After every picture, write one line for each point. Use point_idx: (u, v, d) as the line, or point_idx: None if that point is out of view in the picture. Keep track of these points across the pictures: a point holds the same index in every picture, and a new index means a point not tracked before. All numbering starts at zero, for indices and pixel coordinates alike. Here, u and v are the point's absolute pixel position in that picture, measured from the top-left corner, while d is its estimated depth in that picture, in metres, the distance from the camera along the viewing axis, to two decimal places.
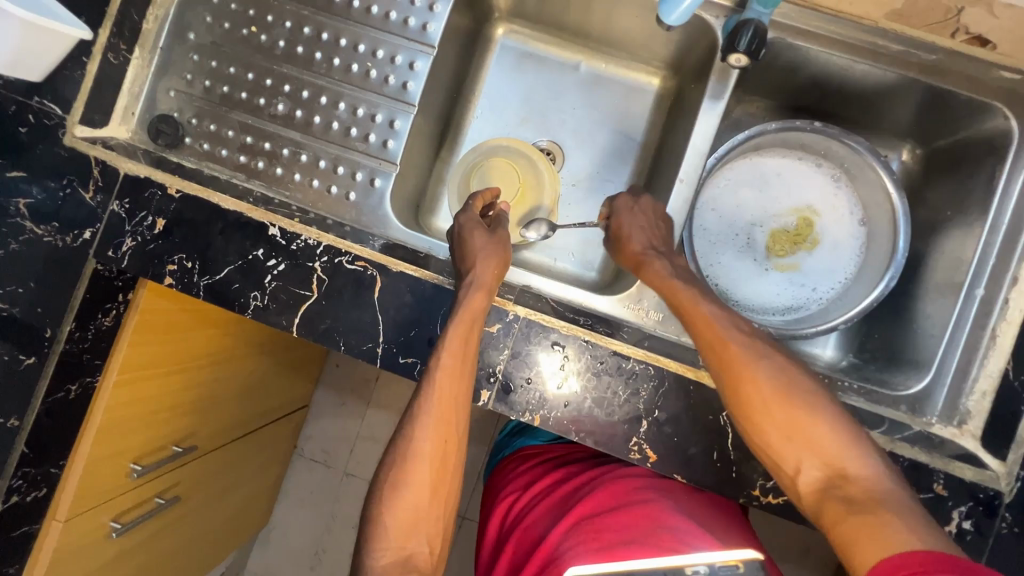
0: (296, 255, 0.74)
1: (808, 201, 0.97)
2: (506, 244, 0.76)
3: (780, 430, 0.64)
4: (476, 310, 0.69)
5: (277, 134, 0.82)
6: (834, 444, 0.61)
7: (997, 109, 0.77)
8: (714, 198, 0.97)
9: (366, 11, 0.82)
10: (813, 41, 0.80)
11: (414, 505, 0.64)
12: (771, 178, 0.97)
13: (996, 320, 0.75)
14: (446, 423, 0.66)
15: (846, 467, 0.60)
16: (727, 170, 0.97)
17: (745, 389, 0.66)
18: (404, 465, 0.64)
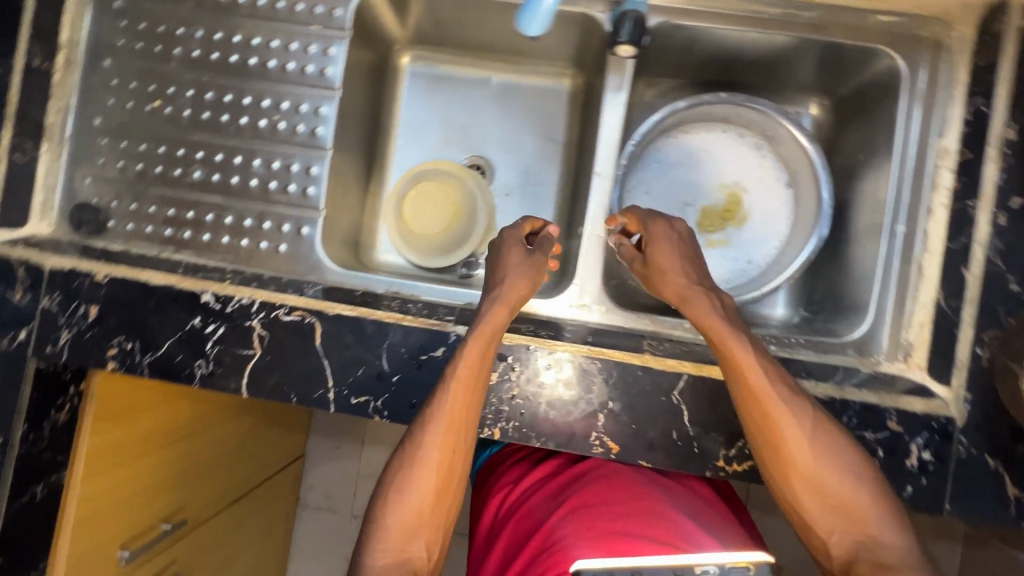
0: (232, 317, 0.75)
1: (737, 179, 0.99)
2: (541, 268, 0.79)
3: (809, 481, 0.66)
4: (497, 325, 0.71)
5: (198, 201, 0.83)
6: (864, 495, 0.65)
7: (882, 52, 0.80)
8: (642, 181, 0.99)
9: (264, 67, 0.84)
10: (697, 19, 0.83)
11: (416, 510, 0.68)
12: (698, 154, 0.99)
13: (918, 252, 0.77)
14: (455, 434, 0.69)
15: (870, 521, 0.64)
16: (654, 150, 1.00)
17: (772, 429, 0.66)
18: (412, 470, 0.68)
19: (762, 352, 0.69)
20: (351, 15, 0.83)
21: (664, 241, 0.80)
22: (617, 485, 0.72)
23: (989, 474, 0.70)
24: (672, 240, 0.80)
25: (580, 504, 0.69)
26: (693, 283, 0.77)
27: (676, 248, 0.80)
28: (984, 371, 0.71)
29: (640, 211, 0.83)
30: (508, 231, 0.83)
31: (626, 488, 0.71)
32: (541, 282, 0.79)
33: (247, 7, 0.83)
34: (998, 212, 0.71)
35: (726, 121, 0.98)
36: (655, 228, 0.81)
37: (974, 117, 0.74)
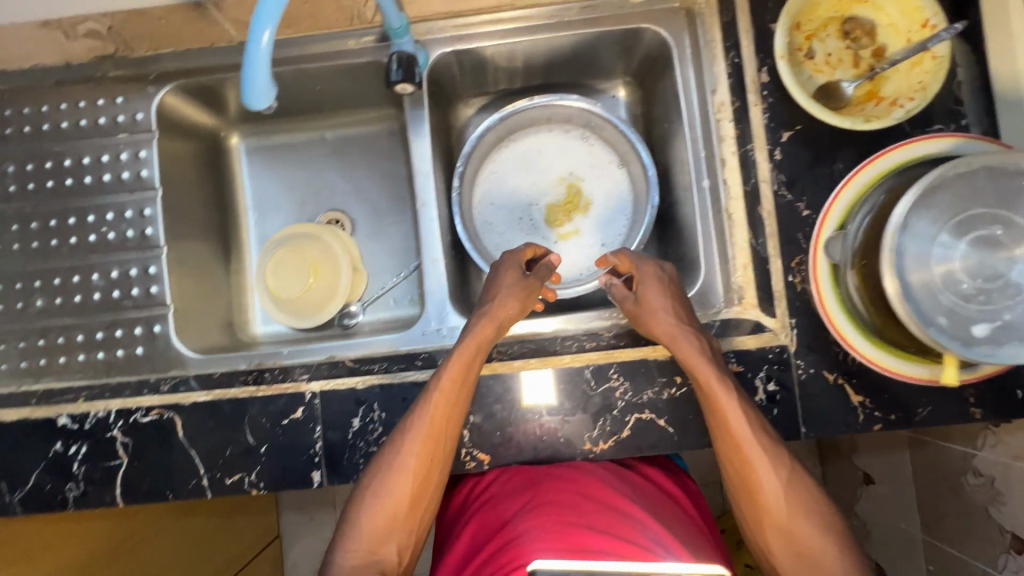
0: (92, 432, 0.76)
1: (574, 171, 1.02)
2: (535, 292, 0.80)
3: (763, 501, 0.66)
4: (483, 343, 0.73)
5: (47, 327, 0.85)
6: (807, 521, 0.65)
7: (647, 29, 0.86)
8: (487, 192, 1.02)
9: (82, 185, 0.86)
10: (474, 41, 0.87)
11: (389, 516, 0.68)
12: (532, 156, 1.03)
13: (725, 201, 0.82)
14: (434, 442, 0.69)
15: (812, 549, 0.65)
16: (491, 161, 1.03)
17: (733, 440, 0.67)
18: (389, 472, 0.69)
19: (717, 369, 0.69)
20: (154, 116, 0.86)
21: (653, 287, 0.76)
22: (586, 489, 0.69)
23: (831, 388, 0.74)
24: (660, 283, 0.77)
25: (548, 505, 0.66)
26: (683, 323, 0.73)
27: (658, 288, 0.76)
28: (801, 296, 0.75)
29: (637, 262, 0.80)
30: (505, 258, 0.82)
31: (598, 493, 0.69)
32: (531, 305, 0.80)
33: (54, 134, 0.87)
34: (773, 149, 0.77)
35: (549, 119, 1.01)
36: (648, 270, 0.79)
37: (734, 69, 0.80)
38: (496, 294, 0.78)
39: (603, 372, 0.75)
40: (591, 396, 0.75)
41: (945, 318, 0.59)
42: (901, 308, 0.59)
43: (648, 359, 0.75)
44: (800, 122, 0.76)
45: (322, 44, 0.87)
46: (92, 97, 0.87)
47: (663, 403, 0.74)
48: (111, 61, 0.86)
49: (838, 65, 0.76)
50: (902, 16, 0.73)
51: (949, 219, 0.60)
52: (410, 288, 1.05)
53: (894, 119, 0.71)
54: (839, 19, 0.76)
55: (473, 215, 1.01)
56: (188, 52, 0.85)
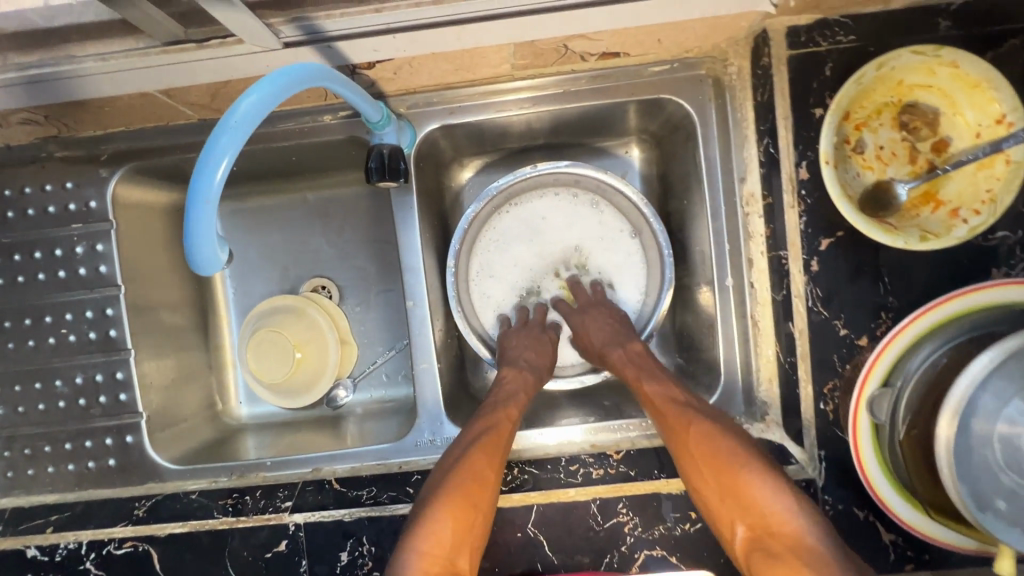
0: (64, 565, 0.71)
1: (584, 243, 0.92)
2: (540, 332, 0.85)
3: (717, 485, 0.62)
4: (517, 381, 0.77)
5: (11, 436, 0.79)
6: (773, 502, 0.60)
7: (667, 100, 0.74)
8: (486, 267, 0.91)
9: (37, 282, 0.78)
10: (467, 114, 0.76)
11: (449, 531, 0.61)
12: (535, 224, 0.91)
13: (750, 305, 0.73)
14: (493, 467, 0.66)
15: (780, 527, 0.59)
16: (490, 230, 0.91)
17: (685, 444, 0.65)
18: (451, 492, 0.63)
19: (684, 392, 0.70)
20: (109, 204, 0.77)
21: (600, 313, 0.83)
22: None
23: (861, 526, 0.67)
24: (606, 313, 0.83)
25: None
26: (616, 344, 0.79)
27: (601, 318, 0.83)
28: (833, 426, 0.67)
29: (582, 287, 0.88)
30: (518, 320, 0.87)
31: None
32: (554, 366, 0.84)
33: (2, 224, 0.78)
34: (809, 259, 0.67)
35: (556, 183, 0.90)
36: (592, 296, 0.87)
37: (766, 158, 0.69)
38: (514, 332, 0.84)
39: (611, 507, 0.69)
40: (597, 532, 0.69)
41: (1005, 500, 0.52)
42: (954, 489, 0.52)
43: (660, 493, 0.69)
44: (842, 228, 0.66)
45: (294, 120, 0.77)
46: (40, 182, 0.77)
47: (675, 539, 0.69)
48: (56, 142, 0.76)
49: (891, 160, 0.65)
50: (973, 107, 0.62)
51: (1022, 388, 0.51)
52: (401, 362, 0.98)
53: (955, 239, 0.60)
54: (895, 106, 0.64)
55: (471, 295, 0.91)
56: (142, 132, 0.75)
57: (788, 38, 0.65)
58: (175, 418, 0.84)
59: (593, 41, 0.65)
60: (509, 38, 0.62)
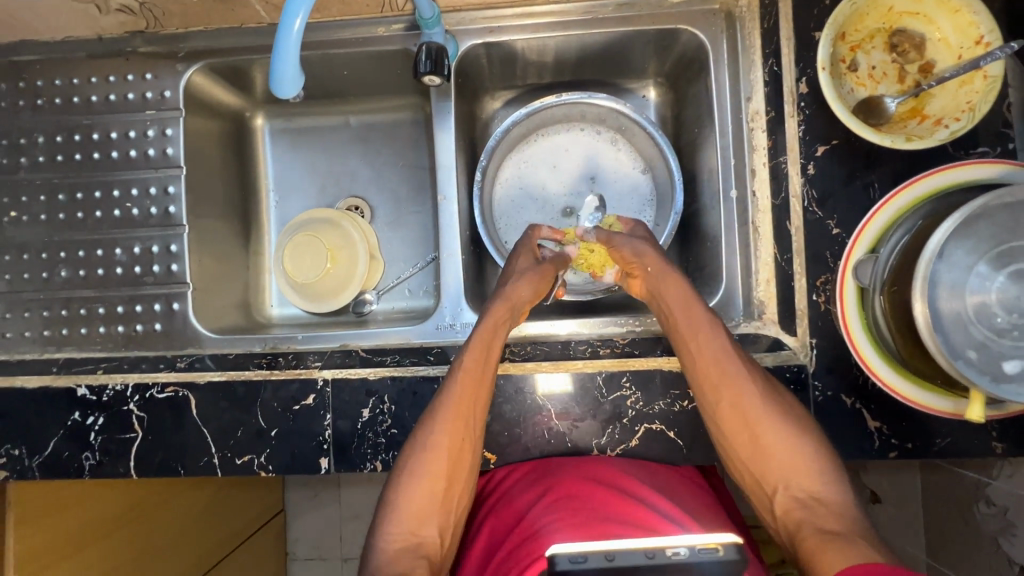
0: (109, 405, 0.77)
1: (601, 180, 0.99)
2: (550, 278, 0.81)
3: (770, 452, 0.65)
4: (500, 324, 0.74)
5: (70, 297, 0.86)
6: (814, 467, 0.64)
7: (683, 30, 0.83)
8: (511, 188, 0.99)
9: (110, 160, 0.88)
10: (504, 34, 0.86)
11: (426, 496, 0.67)
12: (558, 155, 0.99)
13: (752, 213, 0.80)
14: (462, 424, 0.69)
15: (823, 493, 0.63)
16: (516, 155, 1.00)
17: (735, 402, 0.67)
18: (426, 456, 0.68)
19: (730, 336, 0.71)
20: (181, 94, 0.87)
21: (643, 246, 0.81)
22: (596, 473, 0.72)
23: (848, 413, 0.72)
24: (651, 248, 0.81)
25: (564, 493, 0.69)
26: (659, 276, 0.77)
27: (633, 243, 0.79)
28: (824, 316, 0.73)
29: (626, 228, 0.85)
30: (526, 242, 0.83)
31: (613, 479, 0.71)
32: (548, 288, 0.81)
33: (84, 107, 0.87)
34: (806, 163, 0.74)
35: (581, 118, 0.98)
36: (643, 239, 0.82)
37: (771, 77, 0.78)
38: (514, 275, 0.79)
39: (616, 380, 0.75)
40: (602, 403, 0.75)
41: (975, 351, 0.57)
42: (929, 337, 0.58)
43: (662, 369, 0.74)
44: (837, 136, 0.73)
45: (351, 31, 0.87)
46: (121, 72, 0.87)
47: (673, 415, 0.74)
48: (141, 37, 0.86)
49: (882, 79, 0.74)
50: (955, 31, 0.70)
51: (989, 248, 0.57)
52: (425, 278, 1.04)
53: (937, 140, 0.68)
54: (886, 31, 0.73)
55: (494, 212, 0.99)
56: (217, 32, 0.85)
57: None
58: (216, 298, 0.91)
59: None
60: None
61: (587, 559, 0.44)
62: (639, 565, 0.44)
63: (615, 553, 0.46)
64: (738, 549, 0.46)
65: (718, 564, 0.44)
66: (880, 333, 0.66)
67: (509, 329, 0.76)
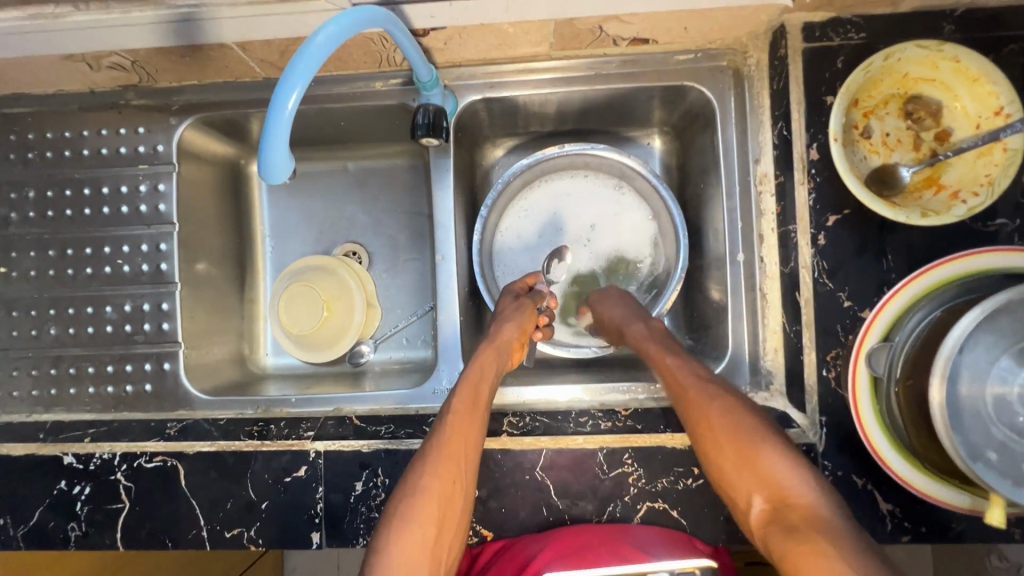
0: (97, 474, 0.76)
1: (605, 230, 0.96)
2: (532, 313, 0.81)
3: (808, 523, 0.56)
4: (489, 367, 0.74)
5: (59, 356, 0.84)
6: (791, 479, 0.56)
7: (690, 87, 0.81)
8: (511, 235, 0.97)
9: (101, 215, 0.86)
10: (504, 89, 0.84)
11: (417, 547, 0.60)
12: (560, 204, 0.96)
13: (760, 279, 0.78)
14: (454, 464, 0.65)
15: (792, 497, 0.55)
16: (518, 202, 0.97)
17: (764, 476, 0.57)
18: (416, 498, 0.63)
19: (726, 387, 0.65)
20: (174, 149, 0.85)
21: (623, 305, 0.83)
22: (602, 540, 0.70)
23: (860, 495, 0.69)
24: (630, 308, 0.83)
25: (565, 554, 0.68)
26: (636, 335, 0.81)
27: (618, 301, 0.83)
28: (834, 393, 0.70)
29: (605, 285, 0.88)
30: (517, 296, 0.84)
31: (617, 548, 0.69)
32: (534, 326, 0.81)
33: (75, 161, 0.86)
34: (816, 233, 0.71)
35: (586, 167, 0.95)
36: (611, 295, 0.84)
37: (780, 140, 0.75)
38: (500, 317, 0.80)
39: (617, 456, 0.72)
40: (603, 480, 0.72)
41: (995, 452, 0.55)
42: (947, 438, 0.55)
43: (665, 446, 0.72)
44: (850, 206, 0.71)
45: (348, 84, 0.85)
46: (114, 126, 0.85)
47: (677, 493, 0.72)
48: (134, 91, 0.84)
49: (896, 146, 0.71)
50: (974, 100, 0.67)
51: (1010, 343, 0.54)
52: (422, 328, 1.01)
53: (955, 216, 0.65)
54: (900, 97, 0.70)
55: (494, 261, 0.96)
56: (212, 86, 0.84)
57: (803, 32, 0.72)
58: (209, 354, 0.89)
59: (626, 23, 0.72)
60: (551, 15, 0.69)
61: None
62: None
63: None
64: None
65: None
66: (890, 417, 0.64)
67: (497, 372, 0.75)
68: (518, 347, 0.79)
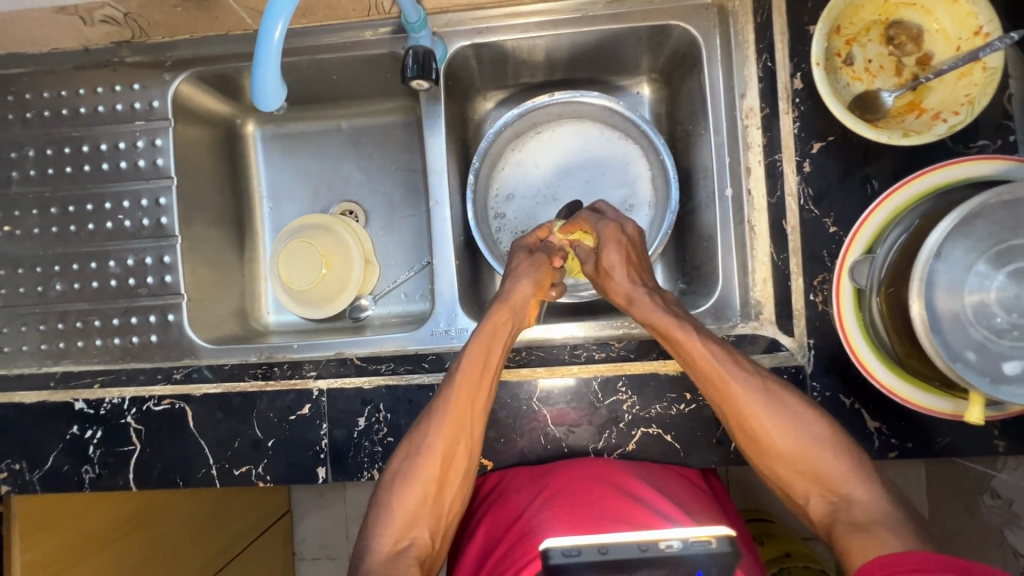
0: (107, 418, 0.78)
1: (602, 182, 0.96)
2: (548, 269, 0.80)
3: (793, 461, 0.66)
4: (501, 327, 0.73)
5: (66, 310, 0.86)
6: (757, 410, 0.66)
7: (676, 27, 0.82)
8: (507, 186, 0.97)
9: (101, 171, 0.88)
10: (492, 35, 0.85)
11: (417, 501, 0.67)
12: (558, 160, 0.97)
13: (749, 212, 0.79)
14: (459, 427, 0.69)
15: (749, 424, 0.67)
16: (514, 155, 0.97)
17: (733, 409, 0.67)
18: (417, 458, 0.68)
19: (715, 338, 0.70)
20: (169, 104, 0.86)
21: (613, 246, 0.76)
22: (595, 471, 0.72)
23: (847, 413, 0.71)
24: (623, 245, 0.76)
25: (566, 487, 0.70)
26: (638, 283, 0.76)
27: (617, 245, 0.76)
28: (821, 316, 0.72)
29: (590, 219, 0.81)
30: (518, 253, 0.82)
31: (613, 477, 0.71)
32: (551, 280, 0.80)
33: (72, 119, 0.87)
34: (801, 161, 0.73)
35: (579, 116, 0.96)
36: (602, 232, 0.77)
37: (765, 73, 0.76)
38: (513, 274, 0.79)
39: (611, 385, 0.75)
40: (598, 408, 0.75)
41: (974, 352, 0.56)
42: (926, 339, 0.57)
43: (657, 374, 0.74)
44: (833, 133, 0.72)
45: (338, 35, 0.86)
46: (109, 83, 0.87)
47: (670, 418, 0.74)
48: (127, 47, 0.85)
49: (879, 73, 0.72)
50: (953, 22, 0.68)
51: (988, 247, 0.56)
52: (421, 282, 1.01)
53: (935, 135, 0.66)
54: (882, 23, 0.71)
55: (486, 209, 0.96)
56: (204, 40, 0.85)
57: None
58: (210, 306, 0.91)
59: None
60: None
61: (580, 552, 0.52)
62: (632, 556, 0.51)
63: (609, 545, 0.52)
64: (731, 541, 0.52)
65: (710, 553, 0.51)
66: (874, 329, 0.66)
67: (513, 332, 0.75)
68: (535, 304, 0.78)
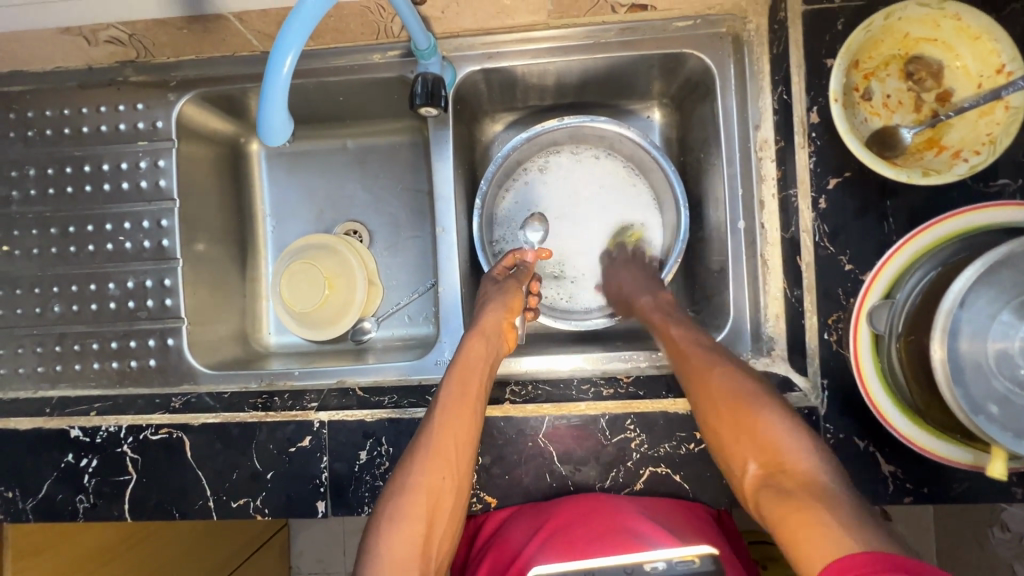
0: (103, 447, 0.76)
1: (612, 205, 0.95)
2: (516, 291, 0.79)
3: (723, 413, 0.61)
4: (478, 354, 0.73)
5: (64, 332, 0.85)
6: (717, 375, 0.64)
7: (690, 55, 0.80)
8: (529, 191, 0.96)
9: (102, 191, 0.86)
10: (502, 61, 0.84)
11: (408, 547, 0.60)
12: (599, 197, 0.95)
13: (761, 246, 0.79)
14: (443, 459, 0.65)
15: (703, 390, 0.65)
16: (541, 167, 0.96)
17: (697, 377, 0.66)
18: (404, 498, 0.63)
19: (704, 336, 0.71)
20: (173, 125, 0.85)
21: (627, 270, 0.87)
22: (598, 510, 0.69)
23: (861, 456, 0.69)
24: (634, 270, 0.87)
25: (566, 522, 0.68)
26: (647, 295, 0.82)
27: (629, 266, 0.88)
28: (835, 356, 0.70)
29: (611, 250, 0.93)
30: (489, 280, 0.83)
31: (621, 519, 0.68)
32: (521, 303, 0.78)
33: (74, 138, 0.86)
34: (818, 197, 0.71)
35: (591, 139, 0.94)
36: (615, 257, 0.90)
37: (780, 105, 0.75)
38: (484, 300, 0.78)
39: (619, 423, 0.73)
40: (606, 446, 0.73)
41: (997, 406, 0.54)
42: (948, 391, 0.55)
43: (667, 412, 0.72)
44: (850, 168, 0.70)
45: (345, 57, 0.85)
46: (113, 103, 0.85)
47: (679, 458, 0.72)
48: (132, 67, 0.84)
49: (897, 108, 0.70)
50: (976, 59, 0.66)
51: (1011, 297, 0.54)
52: (424, 305, 0.99)
53: (955, 175, 0.64)
54: (902, 58, 0.70)
55: (495, 203, 0.95)
56: (210, 61, 0.84)
57: None
58: (211, 329, 0.90)
59: None
60: None
61: None
62: None
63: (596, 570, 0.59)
64: (713, 561, 0.59)
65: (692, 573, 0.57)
66: (893, 375, 0.64)
67: (491, 358, 0.74)
68: (509, 328, 0.77)
